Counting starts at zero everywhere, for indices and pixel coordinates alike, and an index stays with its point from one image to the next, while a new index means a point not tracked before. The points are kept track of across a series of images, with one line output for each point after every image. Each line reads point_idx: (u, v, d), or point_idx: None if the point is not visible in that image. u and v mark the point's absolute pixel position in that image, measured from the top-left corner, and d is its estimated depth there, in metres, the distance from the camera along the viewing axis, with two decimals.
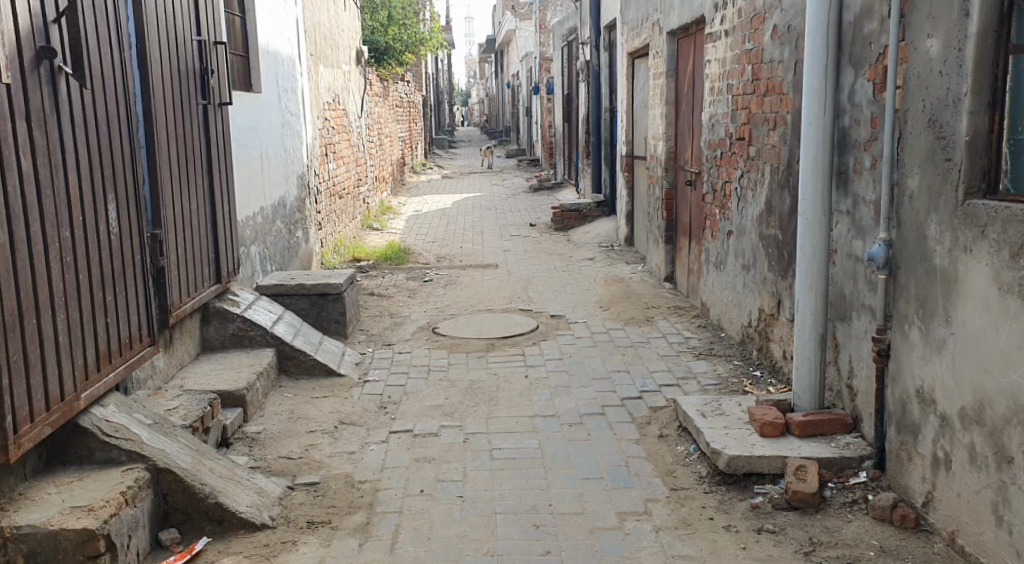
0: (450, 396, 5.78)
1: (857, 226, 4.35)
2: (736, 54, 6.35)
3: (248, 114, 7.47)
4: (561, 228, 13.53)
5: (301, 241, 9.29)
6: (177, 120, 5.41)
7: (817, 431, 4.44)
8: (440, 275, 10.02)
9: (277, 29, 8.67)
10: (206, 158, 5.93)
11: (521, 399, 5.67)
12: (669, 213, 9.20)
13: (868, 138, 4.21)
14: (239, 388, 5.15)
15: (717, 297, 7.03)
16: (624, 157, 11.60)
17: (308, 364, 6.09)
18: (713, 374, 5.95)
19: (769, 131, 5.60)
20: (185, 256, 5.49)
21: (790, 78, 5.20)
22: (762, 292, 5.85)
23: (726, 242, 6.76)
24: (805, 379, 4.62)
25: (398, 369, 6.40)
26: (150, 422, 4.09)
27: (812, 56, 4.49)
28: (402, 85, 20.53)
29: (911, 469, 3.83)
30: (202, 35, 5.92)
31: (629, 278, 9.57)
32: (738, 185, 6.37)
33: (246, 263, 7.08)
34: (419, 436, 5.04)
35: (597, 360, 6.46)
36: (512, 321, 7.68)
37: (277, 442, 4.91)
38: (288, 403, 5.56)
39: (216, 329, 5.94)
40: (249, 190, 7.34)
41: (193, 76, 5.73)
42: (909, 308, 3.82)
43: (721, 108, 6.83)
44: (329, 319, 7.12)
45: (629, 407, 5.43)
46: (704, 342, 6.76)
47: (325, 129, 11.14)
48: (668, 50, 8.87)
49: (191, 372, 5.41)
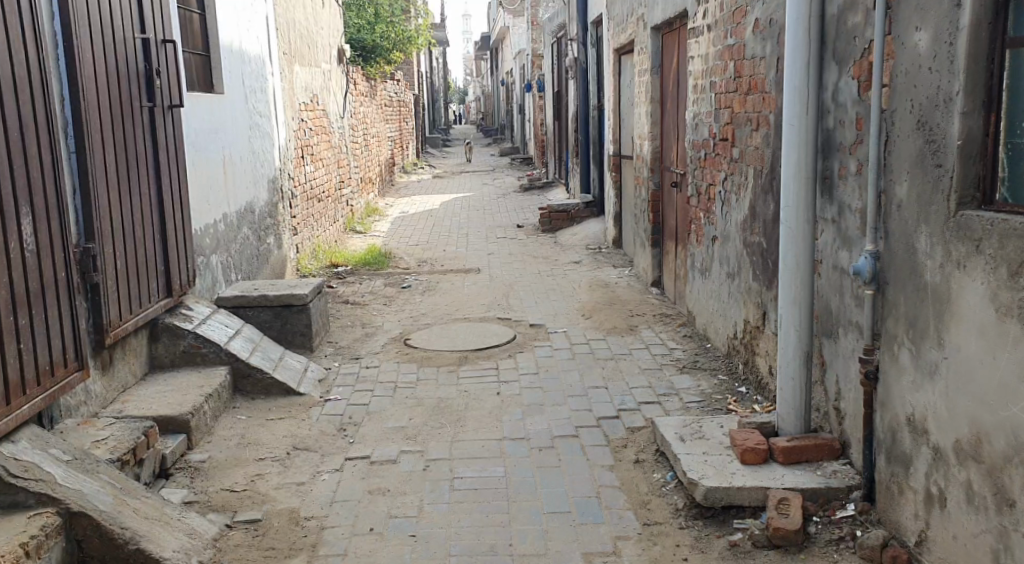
0: (415, 416, 5.43)
1: (843, 237, 3.99)
2: (719, 50, 5.99)
3: (209, 116, 7.11)
4: (549, 229, 13.19)
5: (273, 248, 8.94)
6: (115, 125, 5.07)
7: (802, 458, 4.09)
8: (419, 281, 9.67)
9: (243, 27, 8.30)
10: (153, 164, 5.59)
11: (489, 419, 5.33)
12: (655, 215, 8.85)
13: (853, 140, 3.85)
14: (182, 414, 4.82)
15: (703, 306, 6.68)
16: (612, 156, 11.24)
17: (266, 383, 5.75)
18: (696, 390, 5.60)
19: (752, 132, 5.25)
20: (127, 270, 5.16)
21: (772, 75, 4.85)
22: (747, 303, 5.50)
23: (711, 248, 6.41)
24: (788, 401, 4.27)
25: (363, 386, 6.05)
26: (68, 458, 3.82)
27: (792, 52, 4.13)
28: (391, 84, 20.16)
29: (902, 504, 3.48)
30: (147, 34, 5.58)
31: (615, 283, 9.23)
32: (722, 188, 6.02)
33: (206, 273, 6.73)
34: (376, 463, 4.70)
35: (574, 374, 6.11)
36: (488, 331, 7.34)
37: (220, 473, 4.60)
38: (240, 427, 5.22)
39: (165, 347, 5.60)
40: (210, 196, 6.99)
41: (135, 78, 5.38)
42: (898, 328, 3.46)
43: (704, 106, 6.47)
44: (294, 332, 6.77)
45: (604, 428, 5.08)
46: (688, 353, 6.41)
47: (301, 130, 10.78)
48: (652, 46, 8.51)
49: (134, 395, 5.08)
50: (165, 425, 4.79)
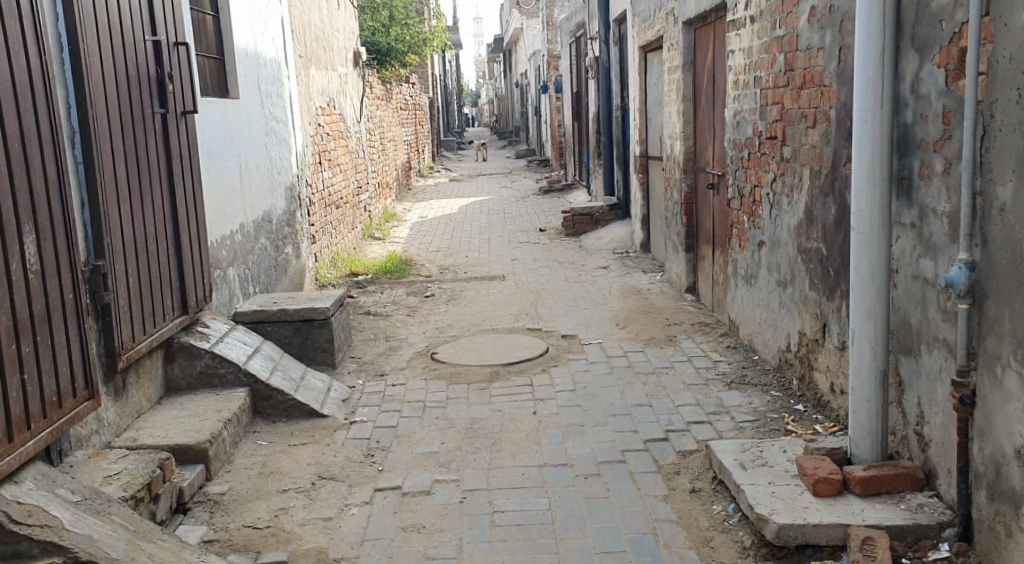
0: (447, 439, 5.07)
1: (926, 244, 3.61)
2: (765, 42, 5.60)
3: (225, 121, 6.78)
4: (573, 233, 12.81)
5: (291, 257, 8.60)
6: (125, 134, 4.72)
7: (882, 490, 3.72)
8: (443, 290, 9.31)
9: (258, 29, 7.97)
10: (166, 175, 5.23)
11: (527, 443, 4.95)
12: (688, 218, 8.46)
13: (939, 136, 3.47)
14: (200, 442, 4.47)
15: (748, 316, 6.28)
16: (638, 157, 10.86)
17: (288, 404, 5.40)
18: (748, 407, 5.22)
19: (808, 129, 4.86)
20: (141, 288, 4.81)
21: (834, 67, 4.45)
22: (803, 313, 5.11)
23: (757, 255, 6.02)
24: (863, 425, 3.88)
25: (390, 406, 5.68)
26: (77, 499, 3.47)
27: (864, 39, 3.74)
28: (406, 86, 19.83)
29: (1010, 547, 3.09)
30: (158, 36, 5.22)
31: (647, 290, 8.85)
32: (770, 190, 5.63)
33: (222, 287, 6.38)
34: (409, 495, 4.35)
35: (614, 391, 5.72)
36: (519, 343, 6.96)
37: (242, 507, 4.25)
38: (260, 455, 4.87)
39: (181, 368, 5.26)
40: (226, 206, 6.64)
41: (146, 83, 5.02)
42: (1003, 347, 3.08)
43: (747, 103, 6.08)
44: (315, 348, 6.42)
45: (653, 452, 4.71)
46: (734, 366, 6.02)
47: (318, 135, 10.43)
48: (684, 41, 8.11)
49: (149, 422, 4.74)
50: (182, 454, 4.44)
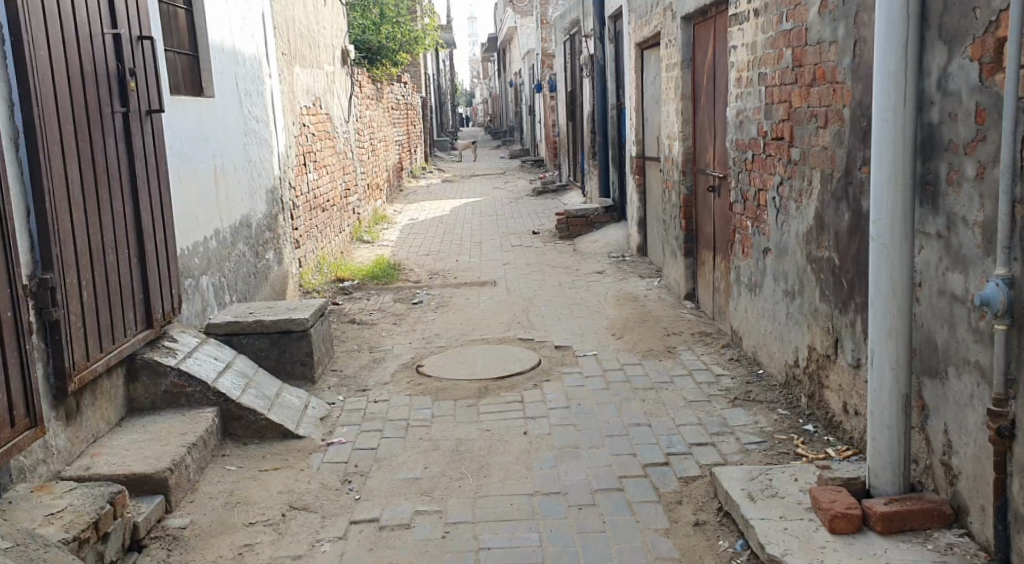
0: (430, 463, 4.71)
1: (955, 256, 3.27)
2: (771, 37, 5.25)
3: (200, 122, 6.42)
4: (567, 236, 12.45)
5: (272, 263, 8.22)
6: (79, 135, 4.36)
7: (906, 527, 3.36)
8: (431, 296, 8.95)
9: (236, 24, 7.59)
10: (128, 178, 4.87)
11: (516, 468, 4.59)
12: (687, 222, 8.11)
13: (971, 138, 3.13)
14: (159, 471, 4.12)
15: (752, 326, 5.93)
16: (635, 158, 10.51)
17: (260, 425, 5.03)
18: (753, 427, 4.87)
19: (818, 129, 4.51)
20: (98, 301, 4.45)
21: (847, 61, 4.10)
22: (812, 327, 4.76)
23: (761, 262, 5.66)
24: (884, 453, 3.50)
25: (371, 425, 5.32)
26: (7, 545, 3.10)
27: (884, 31, 3.38)
28: (397, 86, 19.45)
29: None
30: (120, 29, 4.87)
31: (644, 296, 8.49)
32: (776, 194, 5.28)
33: (195, 297, 6.01)
34: (387, 528, 3.99)
35: (610, 409, 5.37)
36: (509, 355, 6.61)
37: (203, 543, 3.90)
38: (228, 482, 4.50)
39: (145, 387, 4.89)
40: (199, 211, 6.26)
41: (105, 80, 4.66)
42: None
43: (751, 101, 5.73)
44: (293, 361, 6.05)
45: (653, 478, 4.36)
46: (738, 381, 5.66)
47: (303, 136, 10.05)
48: (683, 37, 7.76)
49: (107, 447, 4.38)
50: (139, 484, 4.09)
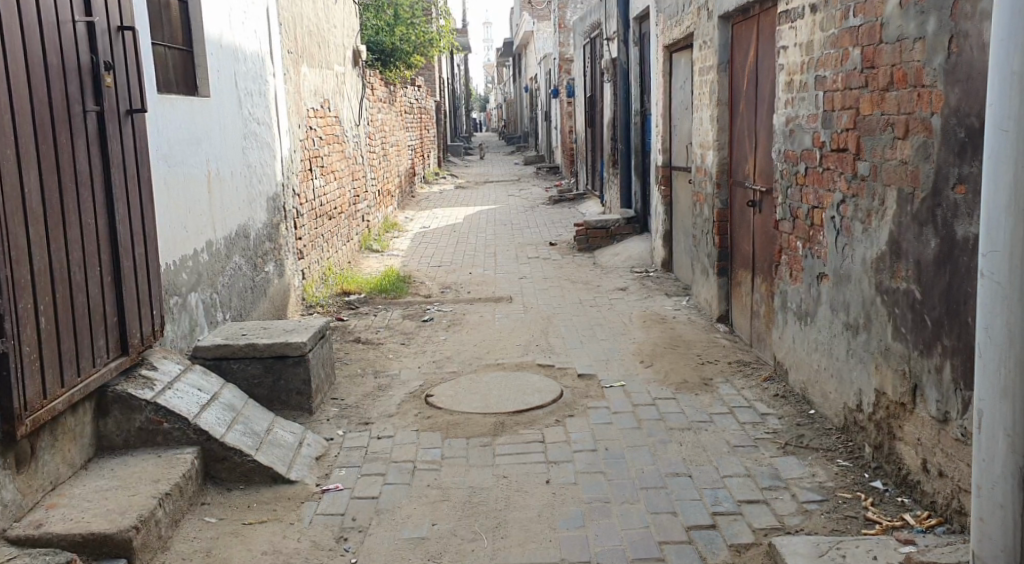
0: (439, 519, 4.10)
1: None
2: (832, 35, 4.64)
3: (194, 123, 5.83)
4: (587, 249, 11.76)
5: (273, 275, 7.63)
6: (41, 137, 3.77)
7: None
8: (443, 312, 8.33)
9: (237, 18, 6.99)
10: (103, 183, 4.26)
11: (537, 528, 3.99)
12: (720, 237, 7.47)
13: None
14: (122, 531, 3.56)
15: (802, 359, 5.29)
16: (660, 167, 9.87)
17: (246, 469, 4.41)
18: (811, 481, 4.25)
19: (897, 140, 3.90)
20: (61, 327, 3.86)
21: (940, 60, 3.52)
22: (882, 368, 4.14)
23: (814, 288, 5.03)
24: (995, 539, 2.86)
25: (372, 468, 4.70)
26: None
27: (1008, 22, 2.72)
28: (412, 90, 18.88)
29: None
30: (94, 15, 4.26)
31: (674, 317, 7.86)
32: (836, 212, 4.64)
33: (182, 316, 5.39)
34: None
35: (644, 453, 4.75)
36: (528, 384, 5.98)
37: None
38: (207, 539, 3.94)
39: (117, 423, 4.29)
40: (190, 221, 5.66)
41: (76, 74, 4.08)
42: None
43: (804, 107, 5.10)
44: (288, 390, 5.44)
45: (700, 547, 3.76)
46: (787, 421, 5.03)
47: (309, 139, 9.46)
48: (719, 38, 7.13)
49: (67, 496, 3.81)
50: (98, 546, 3.54)
